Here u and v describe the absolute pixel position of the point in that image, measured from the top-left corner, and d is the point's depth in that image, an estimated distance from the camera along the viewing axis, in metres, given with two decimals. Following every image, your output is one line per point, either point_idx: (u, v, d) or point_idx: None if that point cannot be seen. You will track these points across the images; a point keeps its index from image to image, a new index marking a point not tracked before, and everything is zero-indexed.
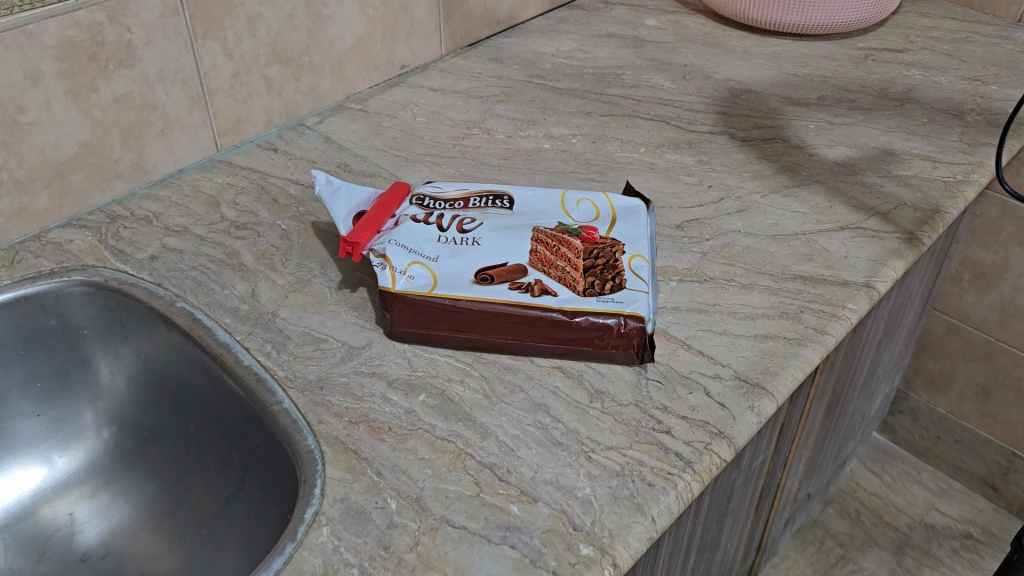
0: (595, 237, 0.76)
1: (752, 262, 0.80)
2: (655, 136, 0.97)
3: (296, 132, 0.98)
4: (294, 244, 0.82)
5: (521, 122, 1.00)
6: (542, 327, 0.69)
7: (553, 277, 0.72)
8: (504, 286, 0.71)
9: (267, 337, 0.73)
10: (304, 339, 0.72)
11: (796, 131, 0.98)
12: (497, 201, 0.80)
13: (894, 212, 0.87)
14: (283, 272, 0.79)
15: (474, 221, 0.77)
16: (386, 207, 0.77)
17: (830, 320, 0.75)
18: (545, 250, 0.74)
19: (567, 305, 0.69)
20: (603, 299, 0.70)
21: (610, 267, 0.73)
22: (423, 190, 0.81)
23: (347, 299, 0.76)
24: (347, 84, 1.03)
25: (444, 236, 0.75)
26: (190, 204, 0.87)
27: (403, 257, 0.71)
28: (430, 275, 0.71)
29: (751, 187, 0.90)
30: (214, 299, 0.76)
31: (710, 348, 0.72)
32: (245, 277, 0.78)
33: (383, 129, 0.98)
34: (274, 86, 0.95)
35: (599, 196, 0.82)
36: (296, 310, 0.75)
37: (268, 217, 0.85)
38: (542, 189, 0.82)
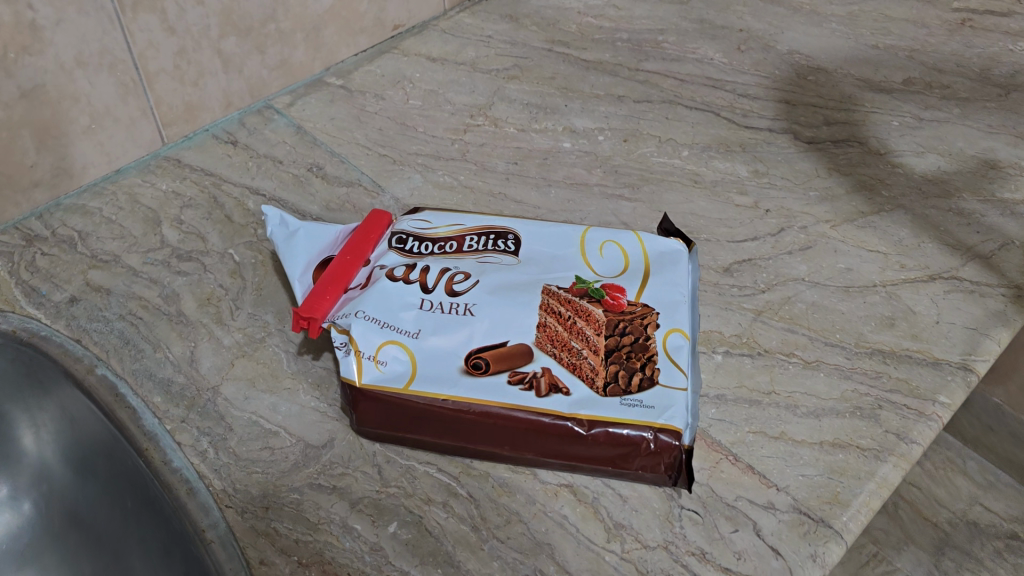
0: (621, 301, 0.59)
1: (818, 329, 0.64)
2: (701, 134, 0.79)
3: (262, 117, 0.80)
4: (248, 285, 0.66)
5: (536, 109, 0.81)
6: (547, 438, 0.54)
7: (565, 363, 0.56)
8: (502, 377, 0.55)
9: (203, 427, 0.58)
10: (250, 432, 0.58)
11: (876, 130, 0.79)
12: (499, 241, 0.63)
13: (999, 254, 0.69)
14: (231, 328, 0.64)
15: (467, 274, 0.60)
16: (356, 250, 0.61)
17: (916, 421, 0.59)
18: (557, 323, 0.57)
19: (581, 412, 0.54)
20: (628, 402, 0.54)
21: (639, 350, 0.57)
22: (406, 223, 0.64)
23: (307, 372, 0.61)
24: (326, 53, 0.84)
25: (428, 298, 0.58)
26: (125, 222, 0.71)
27: (374, 334, 0.56)
28: (407, 360, 0.55)
29: (819, 213, 0.72)
30: (143, 367, 0.61)
31: (763, 461, 0.56)
32: (183, 334, 0.63)
33: (367, 116, 0.80)
34: (231, 62, 0.77)
35: (630, 235, 0.65)
36: (242, 387, 0.60)
37: (218, 243, 0.69)
38: (557, 223, 0.65)
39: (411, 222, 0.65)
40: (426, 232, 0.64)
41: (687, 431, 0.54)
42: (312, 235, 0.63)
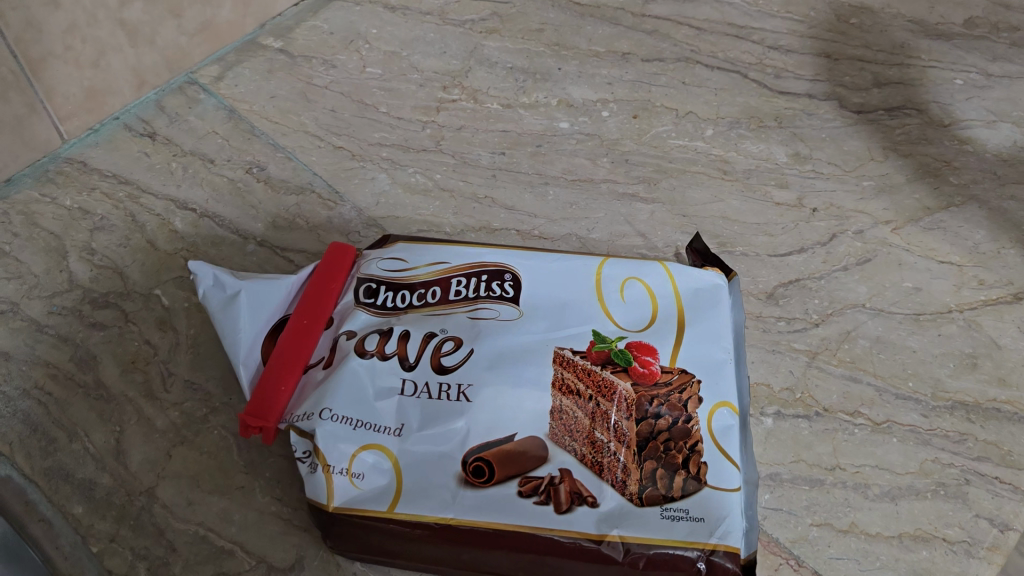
0: (653, 368, 0.45)
1: (886, 375, 0.52)
2: (727, 104, 0.65)
3: (185, 98, 0.64)
4: (182, 340, 0.53)
5: (525, 76, 0.66)
6: (572, 563, 0.43)
7: (590, 463, 0.43)
8: (512, 487, 0.43)
9: (138, 550, 0.46)
10: (197, 554, 0.46)
11: (935, 93, 0.66)
12: (494, 284, 0.48)
13: None
14: (165, 403, 0.51)
15: (459, 338, 0.46)
16: (312, 310, 0.47)
17: (1012, 497, 0.49)
18: (575, 407, 0.44)
19: (613, 533, 0.43)
20: (670, 513, 0.43)
21: (681, 439, 0.44)
22: (375, 264, 0.49)
23: (263, 464, 0.49)
24: (260, 6, 0.67)
25: (411, 377, 0.45)
26: (21, 254, 0.56)
27: (345, 442, 0.43)
28: (390, 471, 0.43)
29: (876, 211, 0.60)
30: (55, 465, 0.48)
31: (831, 564, 0.46)
32: (105, 415, 0.50)
33: (318, 93, 0.65)
34: (138, 34, 0.59)
35: (657, 266, 0.50)
36: (184, 489, 0.48)
37: (142, 283, 0.56)
38: (563, 253, 0.50)
39: (382, 263, 0.50)
40: (399, 275, 0.49)
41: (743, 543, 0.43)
42: (259, 297, 0.48)
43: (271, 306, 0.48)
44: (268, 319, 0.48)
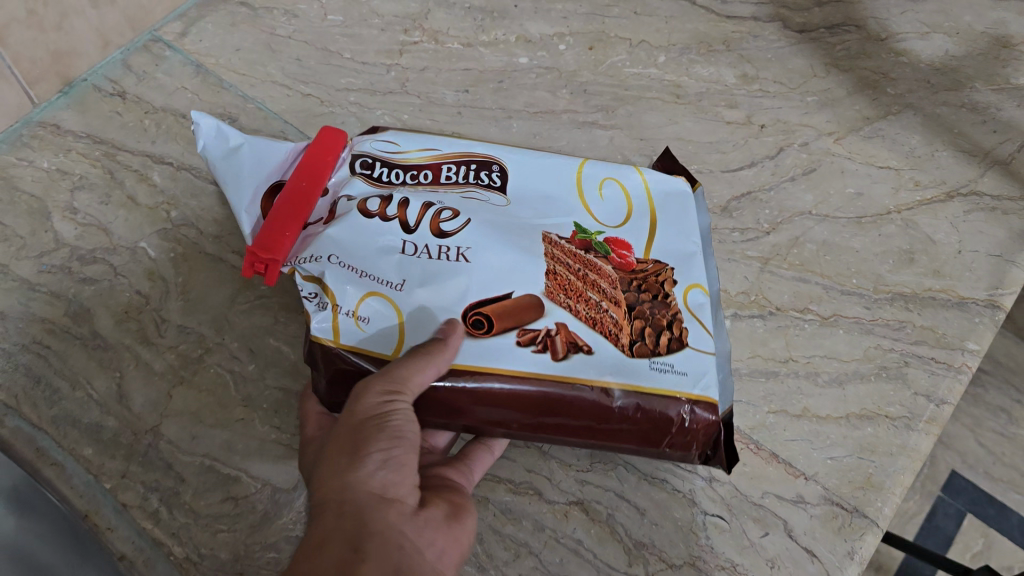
0: (629, 258, 0.49)
1: (832, 275, 0.57)
2: (677, 31, 0.68)
3: (152, 57, 0.66)
4: (170, 287, 0.56)
5: (481, 14, 0.68)
6: (566, 417, 0.45)
7: (583, 318, 0.46)
8: (511, 337, 0.45)
9: (150, 483, 0.49)
10: (205, 482, 0.50)
11: (873, 8, 0.69)
12: (482, 174, 0.51)
13: (1019, 158, 0.62)
14: (162, 347, 0.54)
15: (455, 211, 0.48)
16: (310, 173, 0.49)
17: (948, 376, 0.53)
18: (567, 272, 0.48)
19: (607, 379, 0.45)
20: (657, 366, 0.46)
21: (662, 307, 0.48)
22: (368, 145, 0.52)
23: (260, 396, 0.53)
24: None
25: (412, 240, 0.47)
26: (6, 217, 0.58)
27: (352, 286, 0.45)
28: (394, 317, 0.45)
29: (819, 123, 0.63)
30: (61, 412, 0.51)
31: (787, 446, 0.51)
32: (104, 363, 0.53)
33: (281, 44, 0.67)
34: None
35: (633, 172, 0.54)
36: (187, 424, 0.51)
37: (127, 236, 0.58)
38: (546, 153, 0.54)
39: (374, 144, 0.52)
40: (391, 157, 0.51)
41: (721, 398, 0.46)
42: (259, 158, 0.50)
43: (268, 169, 0.50)
44: (266, 178, 0.50)
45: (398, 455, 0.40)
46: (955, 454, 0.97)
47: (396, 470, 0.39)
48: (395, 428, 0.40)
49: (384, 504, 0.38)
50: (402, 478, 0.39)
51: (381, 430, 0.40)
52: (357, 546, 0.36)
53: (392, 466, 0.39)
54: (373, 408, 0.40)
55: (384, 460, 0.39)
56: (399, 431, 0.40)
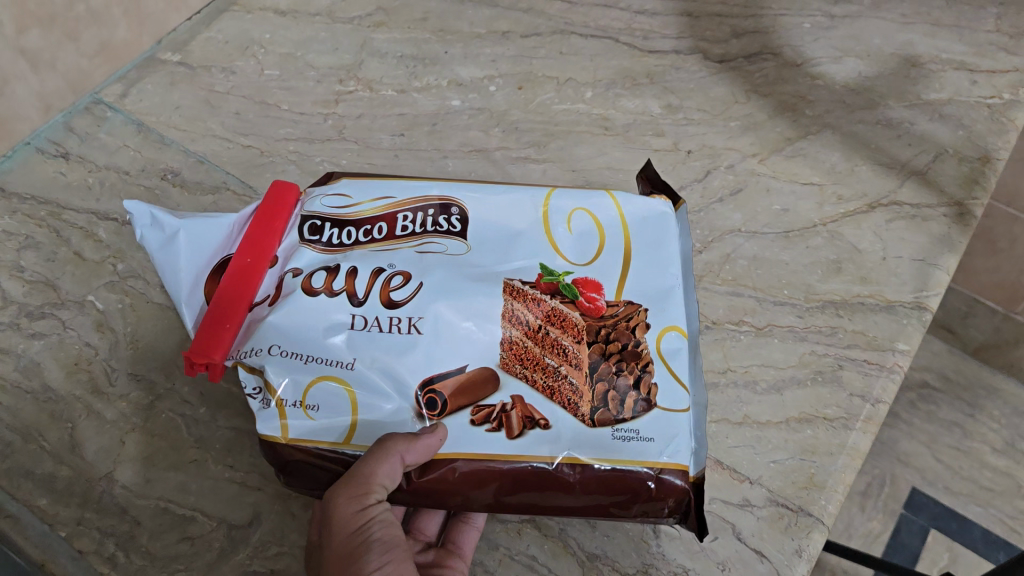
0: (599, 303, 0.47)
1: (764, 287, 0.59)
2: (603, 68, 0.71)
3: (94, 118, 0.68)
4: (120, 337, 0.57)
5: (414, 62, 0.71)
6: (526, 492, 0.45)
7: (540, 387, 0.45)
8: (463, 416, 0.45)
9: (104, 529, 0.50)
10: (160, 524, 0.50)
11: (787, 37, 0.73)
12: (440, 218, 0.49)
13: (933, 167, 0.65)
14: (113, 396, 0.54)
15: (407, 272, 0.46)
16: (255, 248, 0.48)
17: (880, 376, 0.55)
18: (523, 337, 0.46)
19: (564, 455, 0.44)
20: (620, 434, 0.45)
21: (631, 364, 0.46)
22: (318, 203, 0.50)
23: (212, 437, 0.53)
24: (154, 24, 0.70)
25: (361, 312, 0.45)
26: None
27: (298, 372, 0.44)
28: (344, 397, 0.44)
29: (743, 146, 0.66)
30: (15, 466, 0.52)
31: (729, 452, 0.52)
32: (56, 415, 0.54)
33: (220, 98, 0.69)
34: (38, 62, 0.63)
35: (607, 199, 0.51)
36: (140, 470, 0.52)
37: (74, 291, 0.59)
38: (514, 186, 0.51)
39: (324, 201, 0.50)
40: (340, 212, 0.49)
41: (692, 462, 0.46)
42: (198, 239, 0.49)
43: (210, 249, 0.49)
44: (208, 262, 0.49)
45: (389, 560, 0.42)
46: (917, 472, 1.16)
47: (398, 575, 0.42)
48: (379, 538, 0.43)
49: None
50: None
51: (368, 546, 0.42)
52: None
53: (392, 574, 0.42)
54: (352, 522, 0.42)
55: (383, 572, 0.42)
56: (384, 538, 0.43)
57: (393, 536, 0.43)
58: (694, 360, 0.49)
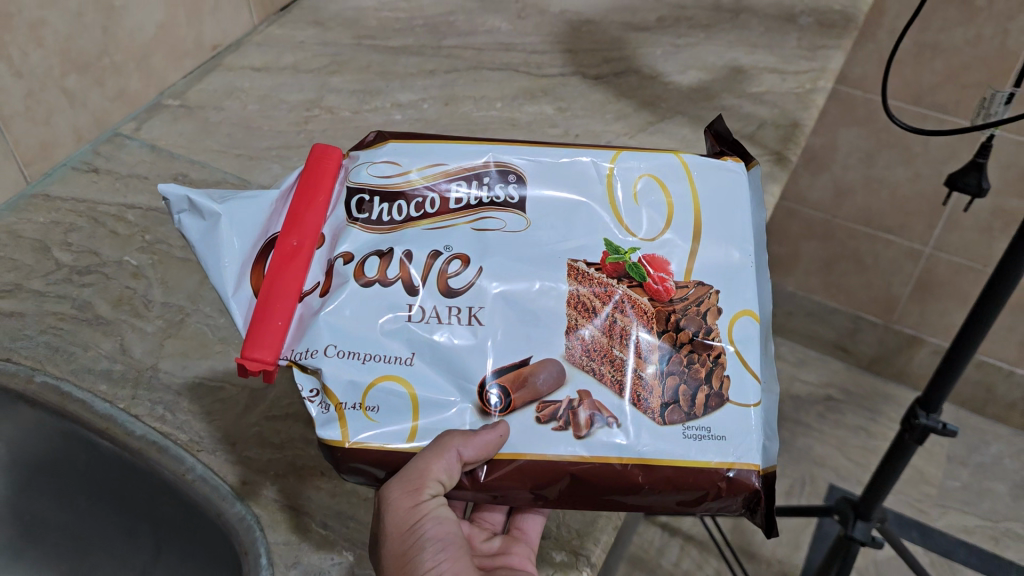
0: (667, 283, 0.52)
1: None
2: (507, 88, 0.93)
3: (114, 142, 0.87)
4: (151, 281, 0.74)
5: (361, 93, 0.93)
6: (600, 490, 0.49)
7: (609, 381, 0.50)
8: (530, 413, 0.49)
9: (154, 399, 0.65)
10: (197, 393, 0.66)
11: (646, 60, 0.97)
12: (499, 186, 0.53)
13: (758, 133, 0.88)
14: (150, 318, 0.71)
15: (464, 256, 0.51)
16: (300, 231, 0.51)
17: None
18: (592, 326, 0.51)
19: (634, 456, 0.49)
20: (692, 433, 0.49)
21: (701, 358, 0.51)
22: (364, 172, 0.53)
23: (231, 336, 0.70)
24: (157, 79, 0.91)
25: (417, 303, 0.50)
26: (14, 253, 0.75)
27: (359, 375, 0.48)
28: (402, 393, 0.49)
29: (617, 129, 0.88)
30: (79, 365, 0.67)
31: None
32: (108, 332, 0.70)
33: (214, 127, 0.89)
34: (75, 98, 0.82)
35: (673, 160, 0.55)
36: (179, 360, 0.68)
37: (113, 254, 0.76)
38: (571, 149, 0.55)
39: (374, 170, 0.53)
40: (399, 184, 0.53)
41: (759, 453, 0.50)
42: (240, 222, 0.52)
43: (253, 230, 0.52)
44: (253, 245, 0.52)
45: (445, 557, 0.49)
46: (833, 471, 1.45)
47: (453, 573, 0.48)
48: (435, 536, 0.49)
49: None
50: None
51: (422, 539, 0.48)
52: None
53: (446, 573, 0.48)
54: (410, 517, 0.48)
55: (437, 569, 0.48)
56: (440, 537, 0.49)
57: (451, 536, 0.49)
58: (762, 335, 0.53)
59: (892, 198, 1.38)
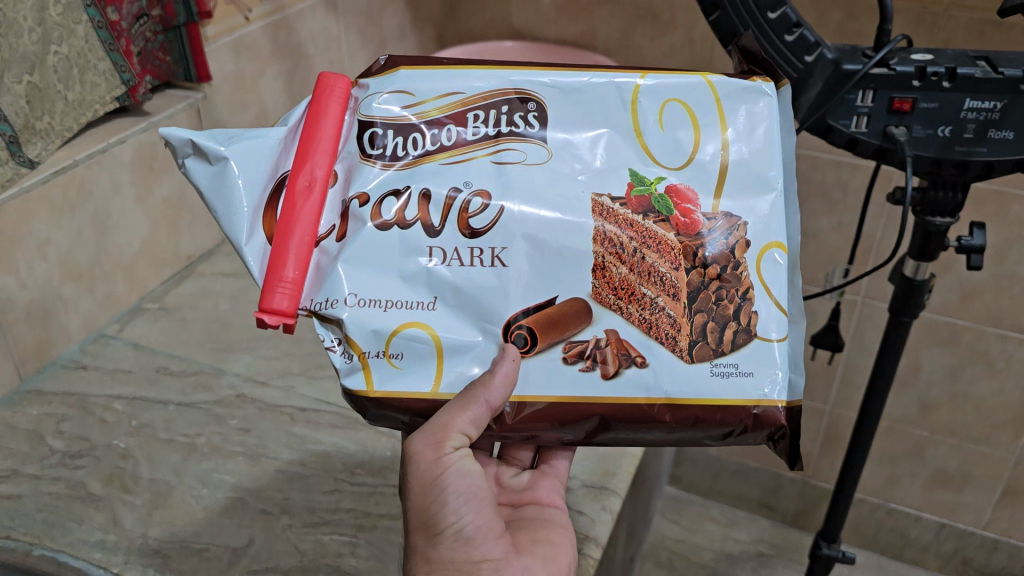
0: (694, 214, 0.44)
1: None
2: None
3: (100, 341, 0.72)
4: (141, 458, 0.61)
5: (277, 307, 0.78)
6: (626, 425, 0.44)
7: (636, 321, 0.44)
8: (556, 352, 0.43)
9: (167, 489, 0.58)
10: (201, 490, 0.58)
11: None
12: (517, 116, 0.44)
13: None
14: (140, 490, 0.58)
15: (486, 192, 0.43)
16: (312, 165, 0.43)
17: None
18: (619, 263, 0.43)
19: (661, 396, 0.43)
20: (719, 370, 0.43)
21: (732, 285, 0.44)
22: (376, 104, 0.43)
23: (227, 442, 0.63)
24: (127, 261, 0.74)
25: (438, 245, 0.43)
26: None
27: (382, 319, 0.42)
28: (425, 336, 0.43)
29: None
30: (76, 475, 0.59)
31: None
32: (105, 432, 0.63)
33: (204, 274, 0.81)
34: (67, 305, 0.69)
35: (698, 80, 0.45)
36: (178, 462, 0.61)
37: (104, 383, 0.67)
38: (593, 71, 0.45)
39: (383, 101, 0.44)
40: (411, 117, 0.43)
41: (785, 388, 0.44)
42: (249, 166, 0.43)
43: (264, 170, 0.43)
44: (262, 187, 0.43)
45: (469, 511, 0.46)
46: None
47: (475, 524, 0.46)
48: (457, 489, 0.45)
49: (467, 545, 0.46)
50: (482, 530, 0.46)
51: (446, 493, 0.45)
52: (461, 535, 0.46)
53: (469, 526, 0.46)
54: (434, 470, 0.44)
55: (459, 523, 0.45)
56: (463, 489, 0.46)
57: (475, 488, 0.46)
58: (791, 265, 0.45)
59: None
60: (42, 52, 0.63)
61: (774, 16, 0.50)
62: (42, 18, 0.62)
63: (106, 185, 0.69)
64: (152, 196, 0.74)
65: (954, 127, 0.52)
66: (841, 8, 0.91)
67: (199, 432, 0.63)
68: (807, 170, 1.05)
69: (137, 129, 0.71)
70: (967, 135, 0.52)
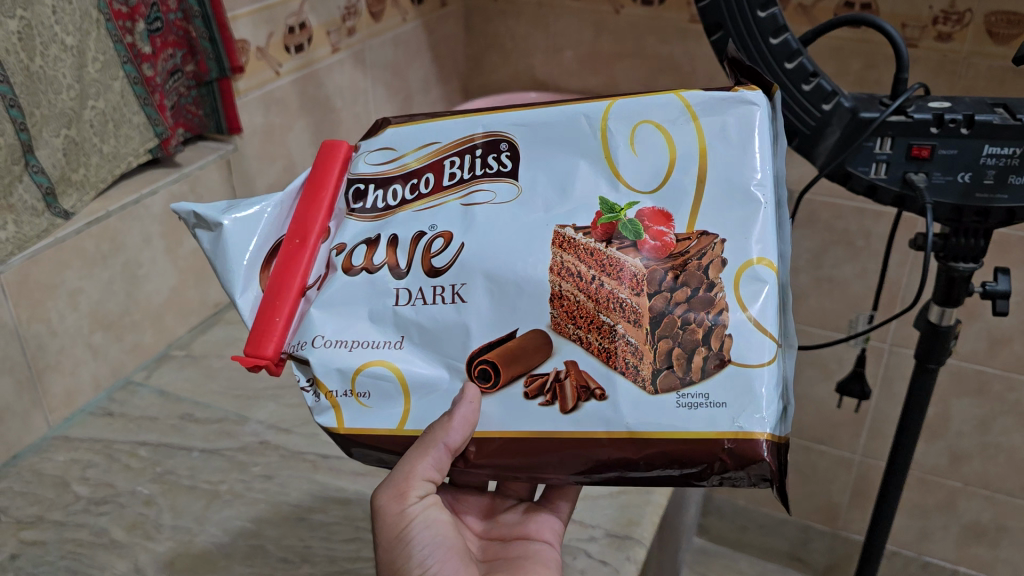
0: (667, 238, 0.40)
1: None
2: None
3: (128, 389, 0.72)
4: (164, 506, 0.61)
5: None
6: (589, 465, 0.41)
7: (595, 350, 0.40)
8: (517, 387, 0.41)
9: (190, 535, 0.59)
10: (223, 537, 0.59)
11: None
12: (490, 158, 0.43)
13: None
14: (162, 538, 0.58)
15: (449, 233, 0.42)
16: (306, 226, 0.44)
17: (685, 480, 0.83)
18: (576, 292, 0.40)
19: (622, 431, 0.39)
20: (687, 402, 0.39)
21: (704, 305, 0.39)
22: (362, 162, 0.46)
23: (250, 488, 0.63)
24: (156, 309, 0.75)
25: (404, 284, 0.42)
26: (15, 446, 0.65)
27: (344, 359, 0.41)
28: (388, 375, 0.42)
29: None
30: (100, 523, 0.59)
31: None
32: (129, 479, 0.63)
33: (230, 321, 0.82)
34: (95, 353, 0.69)
35: (671, 99, 0.42)
36: (200, 508, 0.61)
37: (130, 431, 0.68)
38: (565, 105, 0.43)
39: (370, 157, 0.46)
40: (392, 170, 0.45)
41: (769, 419, 0.38)
42: (251, 224, 0.43)
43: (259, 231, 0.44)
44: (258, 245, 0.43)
45: (435, 561, 0.45)
46: None
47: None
48: (423, 542, 0.45)
49: None
50: None
51: (411, 544, 0.45)
52: None
53: None
54: (398, 522, 0.45)
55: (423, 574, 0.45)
56: (428, 541, 0.45)
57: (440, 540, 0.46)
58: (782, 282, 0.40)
59: (819, 414, 1.23)
60: (79, 108, 0.64)
61: (791, 66, 0.51)
62: (80, 75, 0.64)
63: (137, 237, 0.71)
64: (182, 246, 0.76)
65: (974, 173, 0.52)
66: (860, 57, 0.92)
67: (223, 479, 0.64)
68: (829, 218, 1.05)
69: (169, 180, 0.73)
70: (987, 181, 0.52)
